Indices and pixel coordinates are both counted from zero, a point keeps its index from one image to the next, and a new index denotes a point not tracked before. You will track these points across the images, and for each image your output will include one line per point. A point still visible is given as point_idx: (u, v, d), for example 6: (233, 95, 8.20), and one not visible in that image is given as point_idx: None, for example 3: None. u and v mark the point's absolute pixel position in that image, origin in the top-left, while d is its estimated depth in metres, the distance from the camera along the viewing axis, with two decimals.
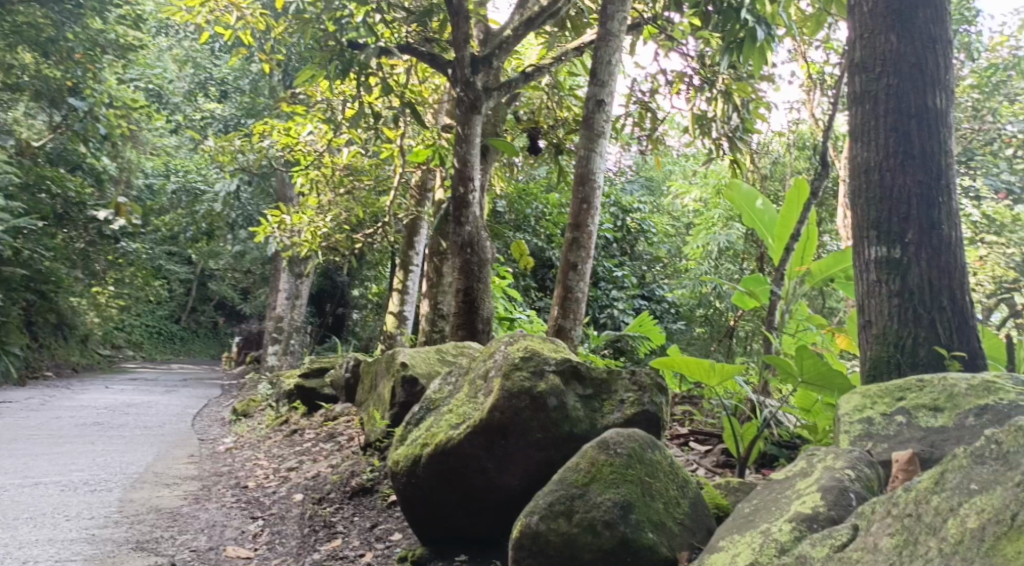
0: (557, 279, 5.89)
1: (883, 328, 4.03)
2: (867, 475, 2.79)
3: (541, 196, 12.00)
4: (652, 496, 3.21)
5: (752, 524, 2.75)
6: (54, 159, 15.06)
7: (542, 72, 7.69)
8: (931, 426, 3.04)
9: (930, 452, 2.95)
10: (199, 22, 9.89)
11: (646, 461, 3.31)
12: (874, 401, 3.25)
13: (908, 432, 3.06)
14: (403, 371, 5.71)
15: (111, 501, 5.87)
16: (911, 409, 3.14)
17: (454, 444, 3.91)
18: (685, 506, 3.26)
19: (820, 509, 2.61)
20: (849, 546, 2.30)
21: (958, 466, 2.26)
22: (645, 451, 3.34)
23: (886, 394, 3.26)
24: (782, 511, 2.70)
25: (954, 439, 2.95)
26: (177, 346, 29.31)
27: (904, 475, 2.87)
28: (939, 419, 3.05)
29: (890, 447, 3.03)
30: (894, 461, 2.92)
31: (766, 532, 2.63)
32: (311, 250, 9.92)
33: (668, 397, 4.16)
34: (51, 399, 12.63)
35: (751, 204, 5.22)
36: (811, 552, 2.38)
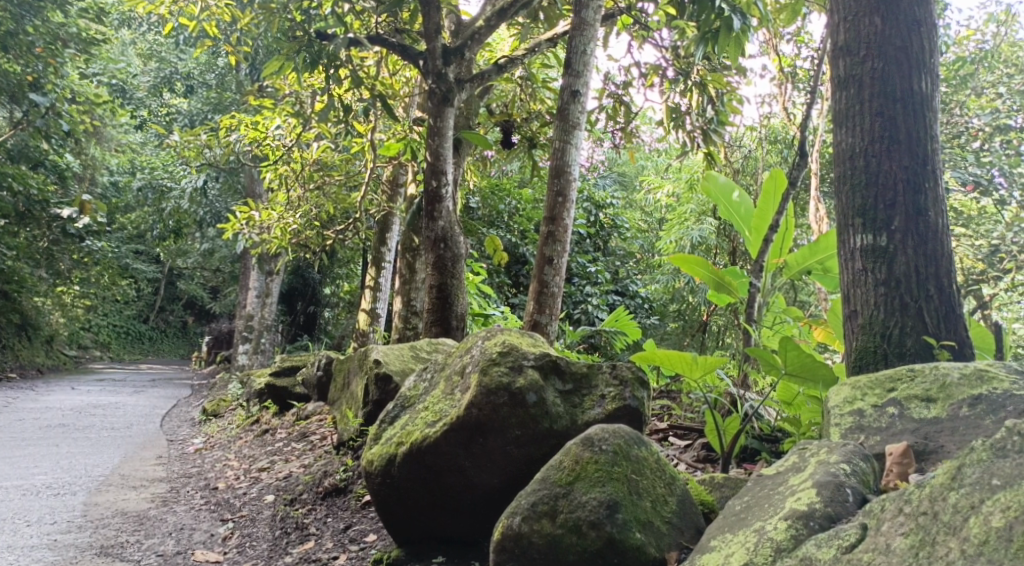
0: (532, 273, 5.80)
1: (869, 317, 3.99)
2: (862, 470, 2.74)
3: (514, 191, 11.92)
4: (638, 495, 3.12)
5: (745, 522, 2.70)
6: (14, 156, 14.66)
7: (515, 64, 7.59)
8: (924, 418, 3.02)
9: (924, 444, 2.93)
10: (162, 14, 9.68)
11: (632, 458, 3.22)
12: (864, 392, 3.21)
13: (900, 424, 3.03)
14: (376, 368, 5.59)
15: (75, 505, 5.70)
16: (903, 400, 3.10)
17: (430, 443, 3.83)
18: (672, 504, 3.17)
19: (816, 506, 2.56)
20: (859, 548, 2.28)
21: (977, 460, 2.24)
22: (631, 448, 3.25)
23: (877, 385, 3.22)
24: (776, 509, 2.65)
25: (949, 430, 2.94)
26: (146, 346, 28.84)
27: (898, 468, 2.85)
28: (932, 410, 3.03)
29: (883, 439, 3.01)
30: (889, 454, 2.90)
31: (760, 531, 2.58)
32: (281, 247, 9.75)
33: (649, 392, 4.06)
34: (14, 401, 12.33)
35: (727, 195, 5.16)
36: (816, 553, 2.36)
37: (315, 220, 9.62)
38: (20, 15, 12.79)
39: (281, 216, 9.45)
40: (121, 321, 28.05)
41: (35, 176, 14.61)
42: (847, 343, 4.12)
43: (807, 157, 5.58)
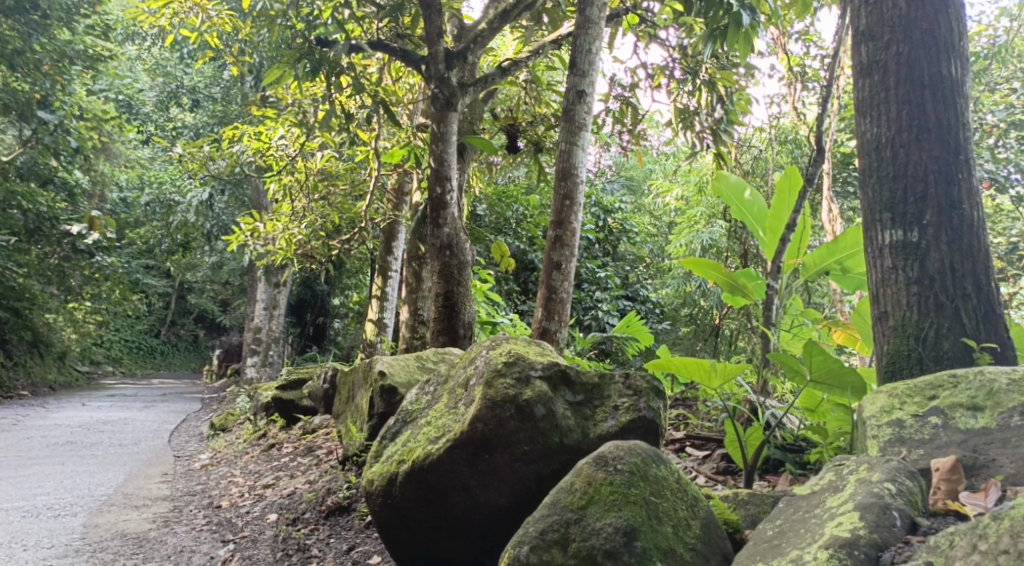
0: (540, 279, 5.63)
1: (902, 318, 3.80)
2: (909, 489, 2.64)
3: (522, 198, 11.76)
4: (658, 519, 2.94)
5: (779, 550, 2.56)
6: (25, 174, 14.75)
7: (519, 66, 7.43)
8: (971, 428, 2.89)
9: (973, 457, 2.80)
10: (163, 25, 9.56)
11: (651, 478, 3.05)
12: (903, 401, 3.09)
13: (945, 435, 2.90)
14: (381, 381, 5.43)
15: (74, 528, 5.55)
16: (946, 409, 2.98)
17: (432, 460, 3.65)
18: (696, 528, 2.98)
19: (860, 532, 2.46)
20: None
21: None
22: (648, 467, 3.08)
23: (916, 393, 3.09)
24: (814, 536, 2.53)
25: (1000, 442, 2.81)
26: (157, 360, 28.77)
27: (946, 485, 2.72)
28: (979, 420, 2.89)
29: (927, 453, 2.88)
30: (935, 470, 2.77)
31: (797, 562, 2.46)
32: (287, 258, 9.60)
33: (666, 402, 3.88)
34: (23, 418, 12.19)
35: (739, 195, 4.97)
36: None
37: (320, 230, 9.47)
38: (27, 33, 12.76)
39: (286, 227, 9.32)
40: (133, 336, 28.00)
41: (44, 194, 14.89)
42: (878, 347, 3.93)
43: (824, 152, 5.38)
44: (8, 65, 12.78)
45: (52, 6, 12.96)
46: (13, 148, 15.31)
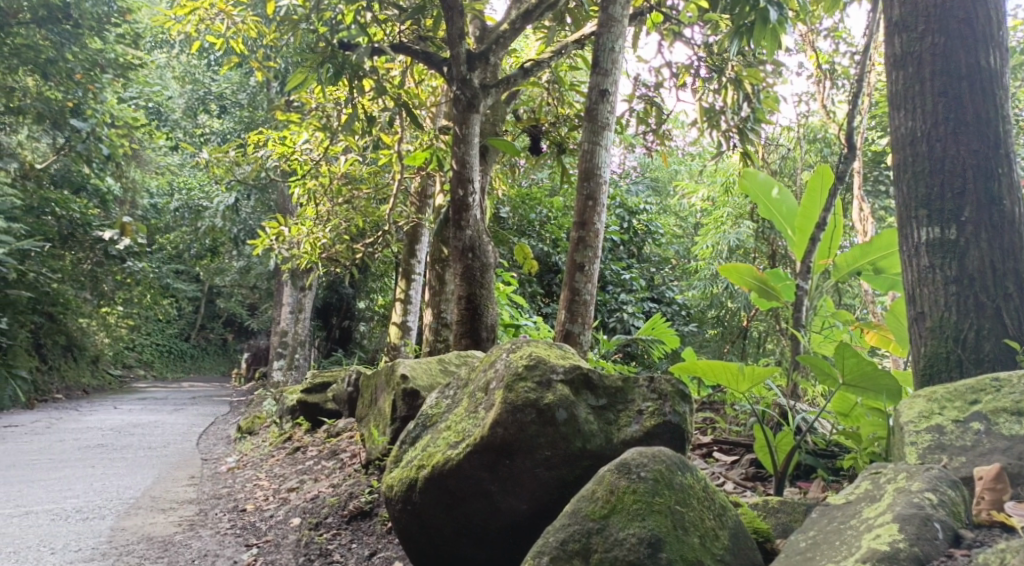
0: (563, 282, 5.55)
1: (939, 319, 3.68)
2: (951, 498, 2.54)
3: (545, 200, 11.69)
4: (684, 530, 2.85)
5: (813, 562, 2.47)
6: (58, 181, 15.40)
7: (541, 67, 7.37)
8: (1015, 434, 2.79)
9: (1019, 465, 2.71)
10: (189, 31, 9.62)
11: (676, 485, 2.97)
12: (943, 406, 3.00)
13: (988, 442, 2.81)
14: (403, 384, 5.39)
15: (102, 530, 5.57)
16: (989, 414, 2.88)
17: (452, 465, 3.59)
18: (724, 538, 2.91)
19: (901, 544, 2.35)
20: None
21: None
22: (673, 474, 3.00)
23: (957, 397, 3.00)
24: (851, 549, 2.43)
25: None
26: (187, 364, 29.06)
27: (990, 494, 2.63)
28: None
29: (969, 461, 2.78)
30: (978, 479, 2.68)
31: None
32: (312, 262, 9.62)
33: (692, 406, 3.79)
34: (56, 421, 12.34)
35: (766, 193, 4.85)
36: None
37: (344, 233, 9.48)
38: (60, 43, 12.93)
39: (310, 230, 9.30)
40: (163, 340, 28.29)
41: (77, 200, 15.36)
42: (913, 349, 3.82)
43: (854, 149, 5.26)
44: (41, 74, 12.95)
45: (85, 16, 13.02)
46: (47, 156, 15.55)
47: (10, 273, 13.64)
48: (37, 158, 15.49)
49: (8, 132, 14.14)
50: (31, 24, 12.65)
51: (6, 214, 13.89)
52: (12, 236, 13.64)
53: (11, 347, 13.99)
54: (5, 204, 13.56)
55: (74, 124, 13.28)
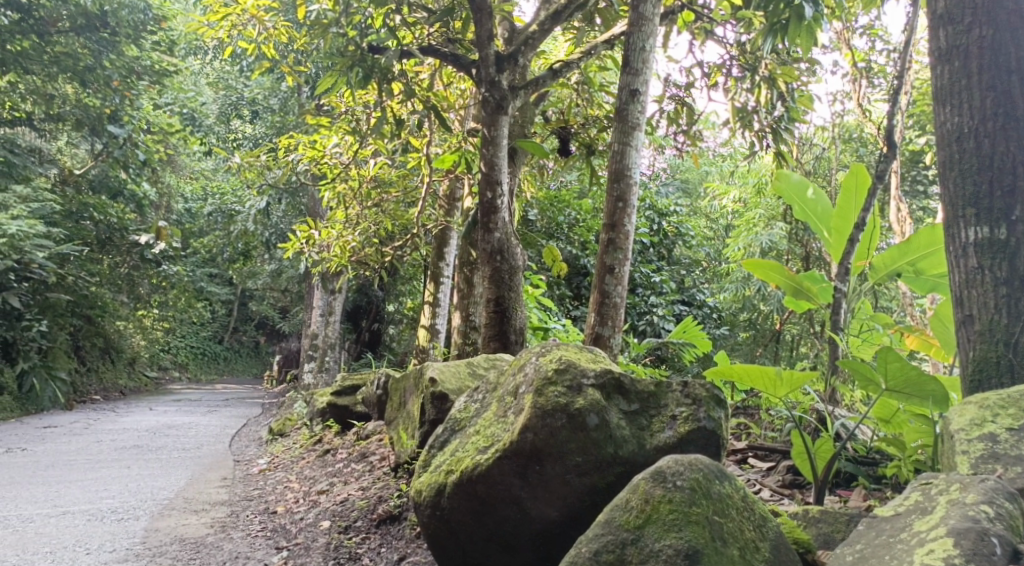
0: (593, 284, 5.48)
1: (989, 322, 3.57)
2: (1008, 512, 2.43)
3: (574, 202, 11.61)
4: (723, 541, 2.78)
5: None
6: (97, 186, 15.28)
7: (571, 68, 7.30)
8: None
9: None
10: (221, 36, 9.69)
11: (714, 495, 2.90)
12: (995, 413, 2.91)
13: None
14: (432, 388, 5.35)
15: (135, 531, 5.60)
16: None
17: (481, 471, 3.55)
18: (764, 551, 2.86)
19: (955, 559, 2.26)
20: None
21: None
22: (710, 483, 2.92)
23: (1010, 405, 2.91)
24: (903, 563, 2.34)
25: None
26: (221, 366, 29.37)
27: None
28: None
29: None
30: None
31: None
32: (341, 265, 9.64)
33: (727, 411, 3.71)
34: (93, 422, 12.50)
35: (801, 194, 4.75)
36: None
37: (374, 237, 9.48)
38: (98, 50, 13.13)
39: (340, 234, 9.30)
40: (197, 342, 28.61)
41: (114, 205, 15.54)
42: (960, 353, 3.70)
43: (894, 147, 5.13)
44: (79, 82, 13.17)
45: (122, 24, 13.18)
46: (85, 162, 15.81)
47: (49, 277, 13.87)
48: (76, 164, 15.77)
49: (49, 138, 14.42)
50: (70, 32, 12.85)
51: (46, 219, 14.13)
52: (52, 240, 13.88)
53: (50, 349, 14.20)
54: (45, 209, 13.68)
55: (112, 129, 14.01)
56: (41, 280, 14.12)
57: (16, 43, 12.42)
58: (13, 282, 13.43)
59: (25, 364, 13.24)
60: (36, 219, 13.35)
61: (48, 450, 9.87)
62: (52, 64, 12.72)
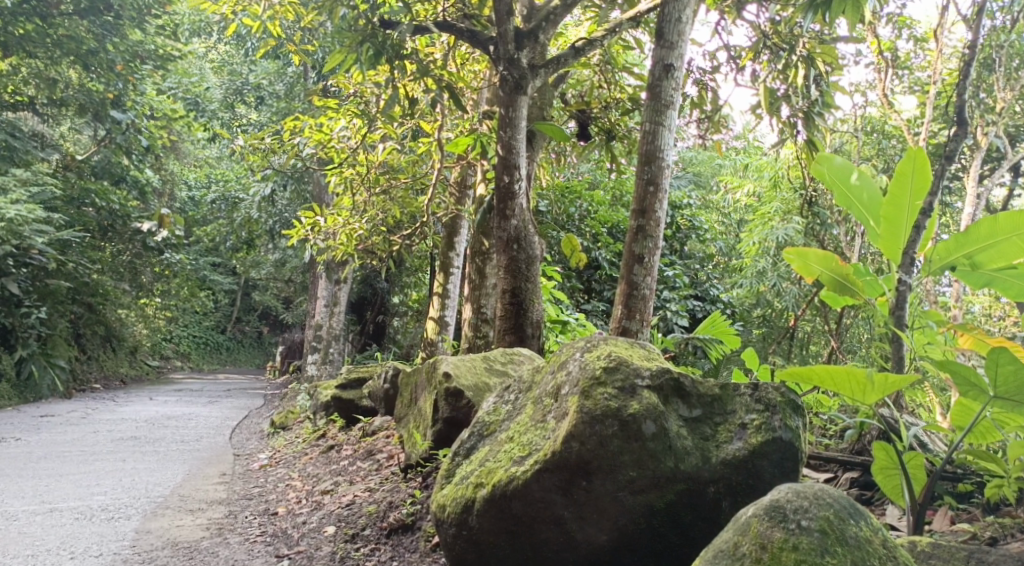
0: (620, 274, 5.11)
1: None
2: None
3: (586, 193, 11.22)
4: None
5: None
6: (99, 172, 15.06)
7: (594, 47, 6.86)
8: None
9: None
10: (225, 14, 9.28)
11: (850, 540, 2.63)
12: None
13: None
14: (446, 383, 5.00)
15: (125, 533, 5.24)
16: None
17: (518, 485, 3.38)
18: None
19: None
20: None
21: None
22: (844, 524, 2.66)
23: None
24: None
25: None
26: (224, 356, 28.97)
27: None
28: None
29: None
30: None
31: None
32: (347, 254, 9.27)
33: (805, 420, 3.38)
34: (92, 412, 12.15)
35: (845, 179, 4.28)
36: None
37: (381, 224, 9.10)
38: (101, 34, 12.88)
39: (346, 221, 8.93)
40: (201, 332, 28.26)
41: (117, 191, 15.29)
42: None
43: (965, 124, 4.75)
44: (82, 65, 12.90)
45: (125, 6, 12.92)
46: (88, 148, 15.54)
47: (50, 263, 13.53)
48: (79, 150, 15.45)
49: (50, 123, 14.11)
50: (73, 15, 12.61)
51: (47, 204, 13.83)
52: (52, 226, 13.56)
53: (50, 337, 13.84)
54: (44, 194, 13.29)
55: (114, 115, 13.68)
56: (41, 266, 13.74)
57: (17, 25, 12.11)
58: (12, 268, 13.07)
59: (25, 351, 12.92)
60: (36, 204, 13.02)
61: (43, 440, 9.53)
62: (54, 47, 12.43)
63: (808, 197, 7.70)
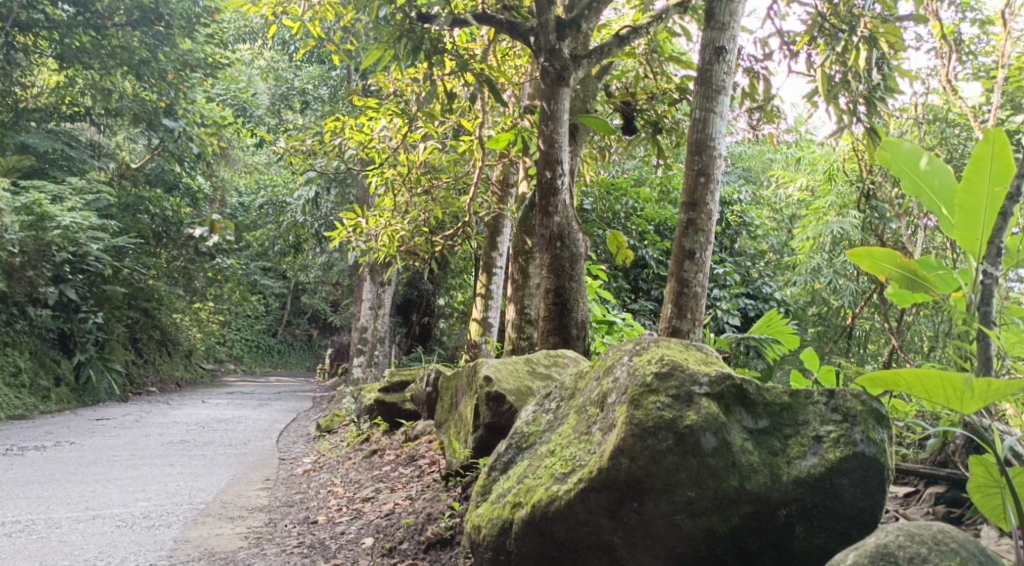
0: (669, 271, 4.82)
1: None
2: None
3: (632, 190, 10.85)
4: None
5: None
6: (152, 180, 15.35)
7: (638, 35, 6.53)
8: None
9: None
10: (266, 15, 9.10)
11: None
12: None
13: None
14: (486, 388, 4.77)
15: (163, 542, 5.11)
16: None
17: (563, 504, 3.14)
18: None
19: None
20: None
21: None
22: None
23: None
24: None
25: None
26: (275, 359, 29.22)
27: None
28: None
29: None
30: None
31: None
32: (388, 255, 9.11)
33: (890, 433, 3.05)
34: (145, 415, 12.18)
35: (914, 165, 3.95)
36: None
37: (423, 225, 8.89)
38: (154, 44, 13.09)
39: (388, 221, 8.71)
40: (253, 335, 28.56)
41: (169, 198, 15.35)
42: None
43: None
44: (135, 75, 13.25)
45: (175, 15, 13.06)
46: (143, 155, 15.69)
47: (106, 270, 13.51)
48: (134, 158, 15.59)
49: (105, 131, 14.29)
50: (127, 26, 12.89)
51: (103, 212, 13.94)
52: (108, 233, 13.73)
53: (106, 342, 13.96)
54: (100, 201, 13.43)
55: (167, 123, 13.87)
56: (98, 274, 13.71)
57: (75, 38, 12.68)
58: (69, 275, 13.03)
59: (82, 355, 13.03)
60: (92, 210, 13.18)
61: (95, 444, 9.55)
62: (108, 58, 12.84)
63: (866, 188, 7.26)
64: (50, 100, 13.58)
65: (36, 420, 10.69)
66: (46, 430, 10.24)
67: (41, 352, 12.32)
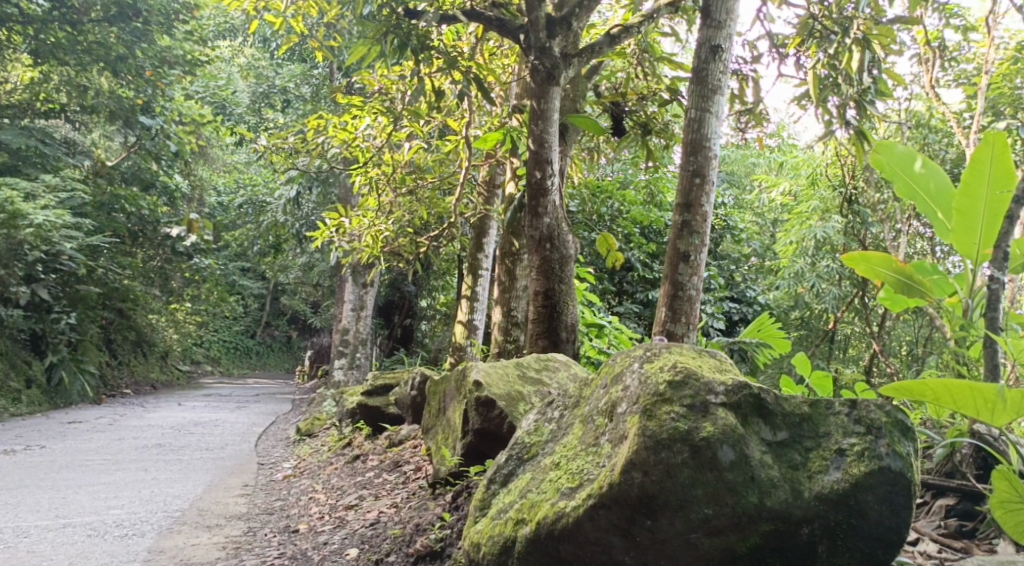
0: (664, 273, 4.71)
1: None
2: None
3: (618, 192, 10.71)
4: None
5: None
6: (127, 178, 14.98)
7: (629, 34, 6.41)
8: None
9: None
10: (246, 9, 8.88)
11: None
12: None
13: None
14: (477, 393, 4.65)
15: (137, 553, 4.94)
16: None
17: (571, 521, 3.03)
18: None
19: None
20: None
21: None
22: None
23: None
24: None
25: None
26: (253, 360, 28.91)
27: None
28: None
29: None
30: None
31: None
32: (372, 256, 8.95)
33: (916, 446, 2.99)
34: (119, 418, 11.92)
35: (908, 168, 3.96)
36: None
37: (408, 226, 8.74)
38: (130, 40, 12.89)
39: (372, 222, 8.55)
40: (231, 336, 28.22)
41: (146, 197, 15.04)
42: None
43: None
44: (111, 71, 13.03)
45: (153, 12, 13.02)
46: (119, 153, 15.43)
47: (80, 269, 13.26)
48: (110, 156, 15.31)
49: (79, 128, 14.01)
50: (103, 22, 12.74)
51: (76, 209, 13.68)
52: (82, 232, 13.45)
53: (80, 343, 13.69)
54: (73, 199, 13.19)
55: (144, 121, 13.74)
56: (71, 273, 13.43)
57: (49, 34, 12.42)
58: (42, 274, 12.77)
59: (54, 357, 12.75)
60: (65, 208, 12.92)
61: (67, 448, 9.31)
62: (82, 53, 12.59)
63: (854, 192, 7.22)
64: (22, 97, 13.31)
65: (6, 423, 10.42)
66: (16, 433, 9.97)
67: (12, 353, 12.05)
